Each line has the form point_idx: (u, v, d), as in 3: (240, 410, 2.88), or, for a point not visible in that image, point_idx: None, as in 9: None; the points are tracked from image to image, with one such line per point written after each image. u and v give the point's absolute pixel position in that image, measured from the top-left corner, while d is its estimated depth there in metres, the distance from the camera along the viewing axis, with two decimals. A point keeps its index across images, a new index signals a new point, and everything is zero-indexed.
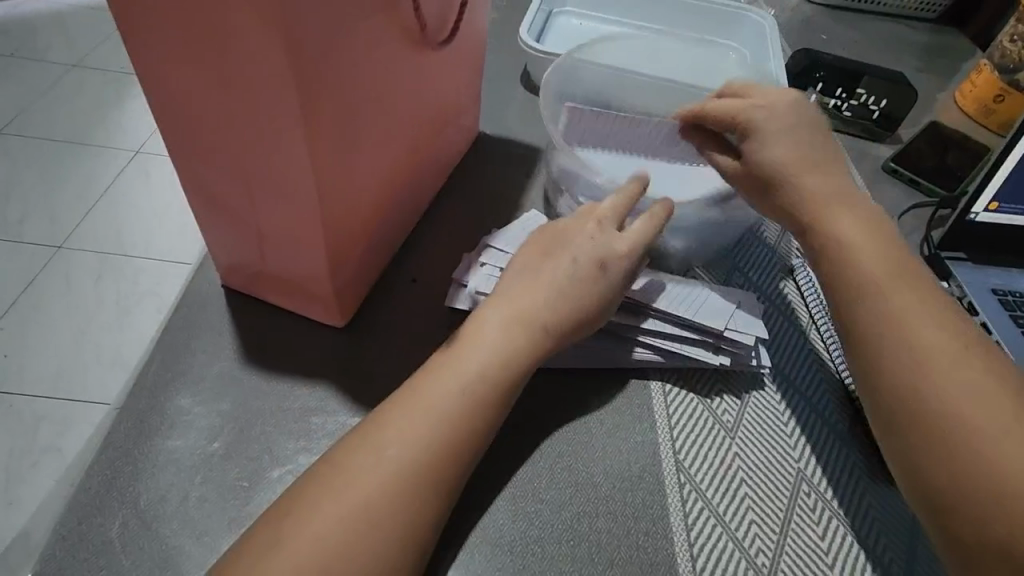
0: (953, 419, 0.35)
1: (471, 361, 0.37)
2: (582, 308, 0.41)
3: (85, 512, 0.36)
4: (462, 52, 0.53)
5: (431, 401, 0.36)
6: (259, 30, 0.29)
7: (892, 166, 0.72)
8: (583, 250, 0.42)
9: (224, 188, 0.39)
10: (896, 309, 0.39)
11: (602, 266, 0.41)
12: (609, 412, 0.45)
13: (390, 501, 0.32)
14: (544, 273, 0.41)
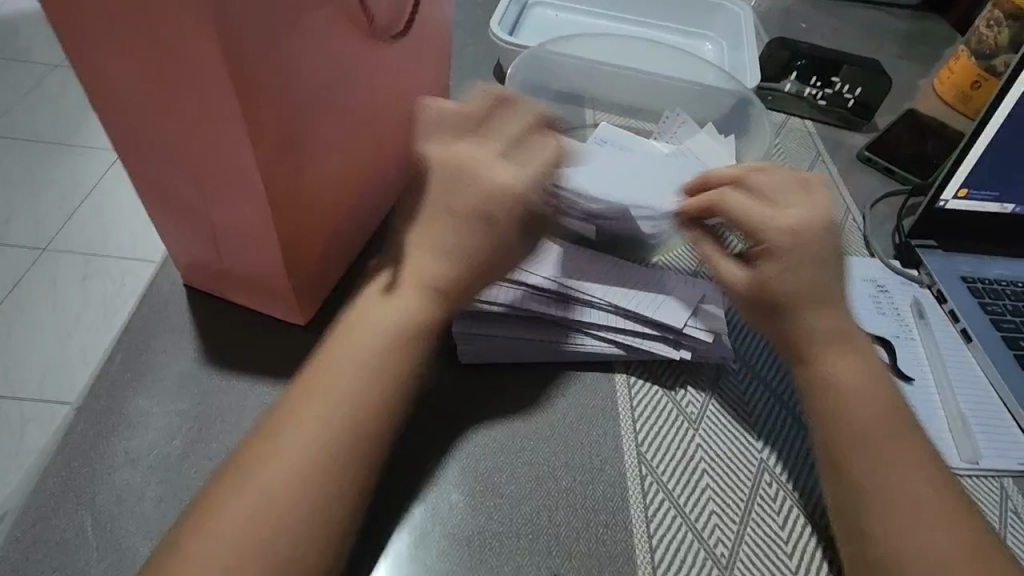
0: (876, 499, 0.36)
1: (375, 325, 0.37)
2: (475, 255, 0.39)
3: (40, 514, 0.36)
4: (425, 45, 0.53)
5: (339, 376, 0.35)
6: (190, 24, 0.29)
7: (866, 154, 0.72)
8: (465, 203, 0.39)
9: (177, 187, 0.39)
10: (844, 382, 0.40)
11: (491, 220, 0.39)
12: (574, 406, 0.45)
13: (312, 481, 0.33)
14: (427, 230, 0.39)
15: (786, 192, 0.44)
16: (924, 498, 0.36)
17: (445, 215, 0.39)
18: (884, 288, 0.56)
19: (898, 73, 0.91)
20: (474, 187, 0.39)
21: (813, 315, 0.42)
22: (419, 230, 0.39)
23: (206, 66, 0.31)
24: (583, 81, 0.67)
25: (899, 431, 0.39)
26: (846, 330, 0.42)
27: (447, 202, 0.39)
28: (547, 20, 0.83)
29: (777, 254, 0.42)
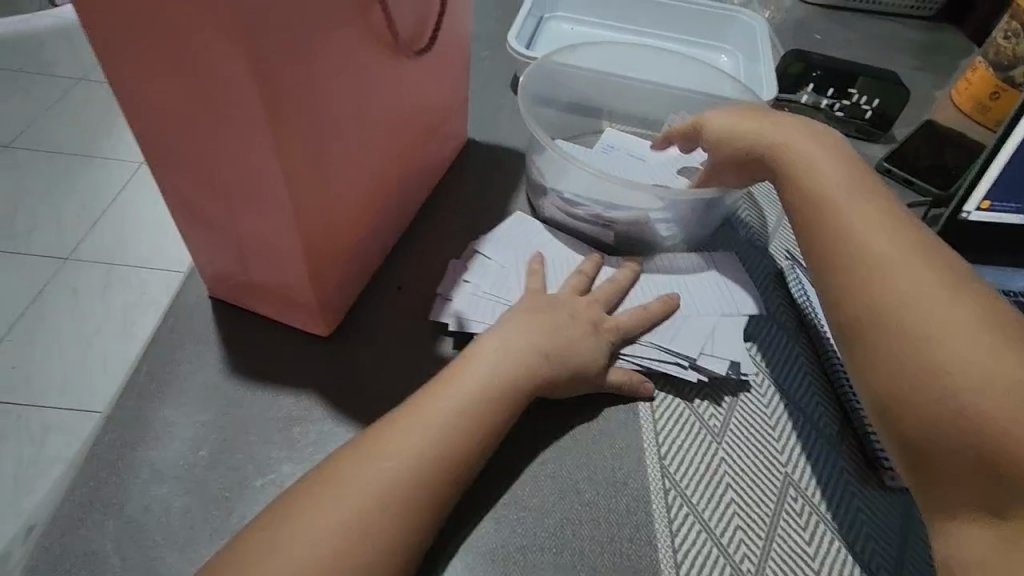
0: (918, 341, 0.35)
1: (478, 376, 0.40)
2: (577, 348, 0.43)
3: (69, 523, 0.37)
4: (447, 59, 0.54)
5: (437, 408, 0.38)
6: (223, 40, 0.29)
7: (886, 166, 0.72)
8: (582, 311, 0.46)
9: (202, 198, 0.40)
10: (865, 238, 0.41)
11: (595, 327, 0.46)
12: (596, 418, 0.45)
13: (388, 506, 0.34)
14: (547, 315, 0.45)
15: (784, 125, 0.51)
16: (965, 318, 0.35)
17: (553, 309, 0.45)
18: None
19: (915, 84, 0.91)
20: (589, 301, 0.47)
21: (836, 220, 0.43)
22: (541, 313, 0.45)
23: (236, 80, 0.31)
24: (599, 92, 0.67)
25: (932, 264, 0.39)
26: (855, 187, 0.45)
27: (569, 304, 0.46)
28: (563, 34, 0.83)
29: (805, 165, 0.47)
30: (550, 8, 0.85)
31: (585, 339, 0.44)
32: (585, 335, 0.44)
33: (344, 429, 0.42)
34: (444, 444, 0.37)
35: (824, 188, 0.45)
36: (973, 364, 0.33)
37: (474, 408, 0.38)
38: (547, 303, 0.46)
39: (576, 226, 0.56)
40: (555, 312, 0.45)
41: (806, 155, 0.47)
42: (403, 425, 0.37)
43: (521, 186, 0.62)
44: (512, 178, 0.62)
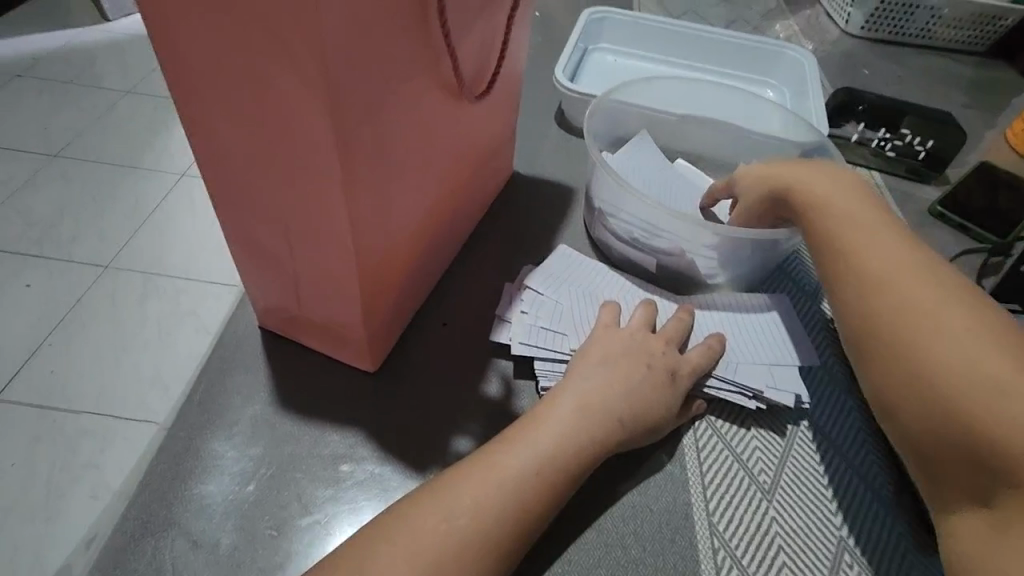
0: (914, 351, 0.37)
1: (547, 432, 0.39)
2: (652, 406, 0.43)
3: (119, 558, 0.37)
4: (501, 98, 0.54)
5: (507, 464, 0.37)
6: (303, 95, 0.30)
7: (939, 209, 0.70)
8: (657, 357, 0.45)
9: (264, 236, 0.41)
10: (869, 253, 0.42)
11: (672, 377, 0.44)
12: (639, 468, 0.44)
13: (456, 565, 0.34)
14: (619, 369, 0.43)
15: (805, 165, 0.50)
16: (961, 323, 0.36)
17: (632, 360, 0.44)
18: None
19: (966, 122, 0.89)
20: (659, 347, 0.46)
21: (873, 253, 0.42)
22: (615, 367, 0.43)
23: (311, 131, 0.32)
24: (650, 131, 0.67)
25: (939, 278, 0.39)
26: (860, 206, 0.45)
27: (644, 354, 0.45)
28: (606, 66, 0.83)
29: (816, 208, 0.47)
30: (594, 40, 0.85)
31: (659, 395, 0.43)
32: (661, 390, 0.43)
33: (389, 469, 0.42)
34: (515, 500, 0.36)
35: (834, 209, 0.46)
36: (972, 370, 0.34)
37: (547, 466, 0.38)
38: (627, 353, 0.44)
39: (629, 253, 0.56)
40: (634, 362, 0.44)
41: (822, 175, 0.48)
42: (470, 479, 0.37)
43: (567, 222, 0.61)
44: (558, 213, 0.62)
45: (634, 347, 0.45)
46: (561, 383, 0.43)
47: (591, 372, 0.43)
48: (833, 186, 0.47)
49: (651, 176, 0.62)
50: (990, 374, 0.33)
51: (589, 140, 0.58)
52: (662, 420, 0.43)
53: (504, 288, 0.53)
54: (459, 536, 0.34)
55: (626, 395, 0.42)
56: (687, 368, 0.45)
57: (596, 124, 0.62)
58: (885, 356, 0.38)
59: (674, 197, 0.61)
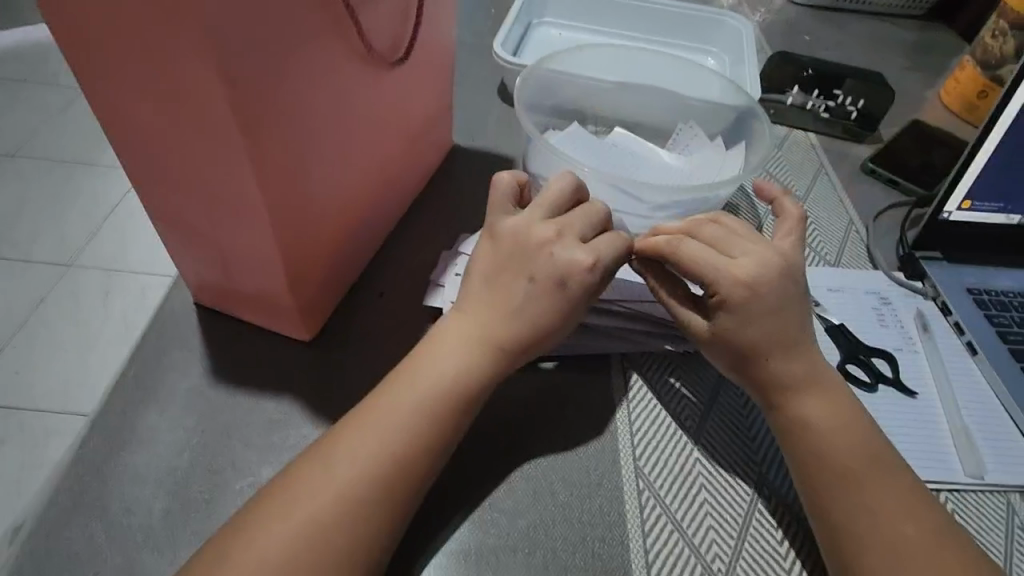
0: (853, 501, 0.37)
1: (435, 369, 0.39)
2: (539, 321, 0.41)
3: (52, 526, 0.38)
4: (430, 67, 0.55)
5: (397, 403, 0.38)
6: (197, 61, 0.31)
7: (870, 166, 0.72)
8: (540, 265, 0.41)
9: (184, 210, 0.41)
10: (779, 353, 0.41)
11: (562, 284, 0.41)
12: (572, 418, 0.45)
13: (348, 504, 0.35)
14: (501, 287, 0.41)
15: (739, 240, 0.42)
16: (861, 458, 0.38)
17: (518, 273, 0.41)
18: (887, 301, 0.56)
19: (904, 83, 0.91)
20: (546, 249, 0.41)
21: (780, 360, 0.41)
22: (495, 286, 0.42)
23: (208, 96, 0.32)
24: (588, 101, 0.67)
25: (883, 460, 0.39)
26: (817, 366, 0.41)
27: (527, 262, 0.41)
28: (550, 40, 0.84)
29: (737, 311, 0.40)
30: (537, 15, 0.85)
31: (550, 304, 0.41)
32: (550, 301, 0.41)
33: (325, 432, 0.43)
34: (409, 432, 0.37)
35: (785, 373, 0.40)
36: (898, 544, 0.35)
37: (434, 403, 0.38)
38: (509, 263, 0.42)
39: None
40: (517, 277, 0.41)
41: (747, 266, 0.41)
42: (361, 427, 0.37)
43: None
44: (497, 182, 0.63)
45: (519, 253, 0.42)
46: (451, 312, 0.43)
47: (478, 297, 0.42)
48: (810, 388, 0.40)
49: (595, 142, 0.61)
50: (899, 538, 0.35)
51: (522, 116, 0.58)
52: (557, 329, 0.42)
53: (439, 258, 0.54)
54: (347, 479, 0.35)
55: (517, 317, 0.41)
56: (579, 271, 0.41)
57: (528, 95, 0.63)
58: (838, 498, 0.37)
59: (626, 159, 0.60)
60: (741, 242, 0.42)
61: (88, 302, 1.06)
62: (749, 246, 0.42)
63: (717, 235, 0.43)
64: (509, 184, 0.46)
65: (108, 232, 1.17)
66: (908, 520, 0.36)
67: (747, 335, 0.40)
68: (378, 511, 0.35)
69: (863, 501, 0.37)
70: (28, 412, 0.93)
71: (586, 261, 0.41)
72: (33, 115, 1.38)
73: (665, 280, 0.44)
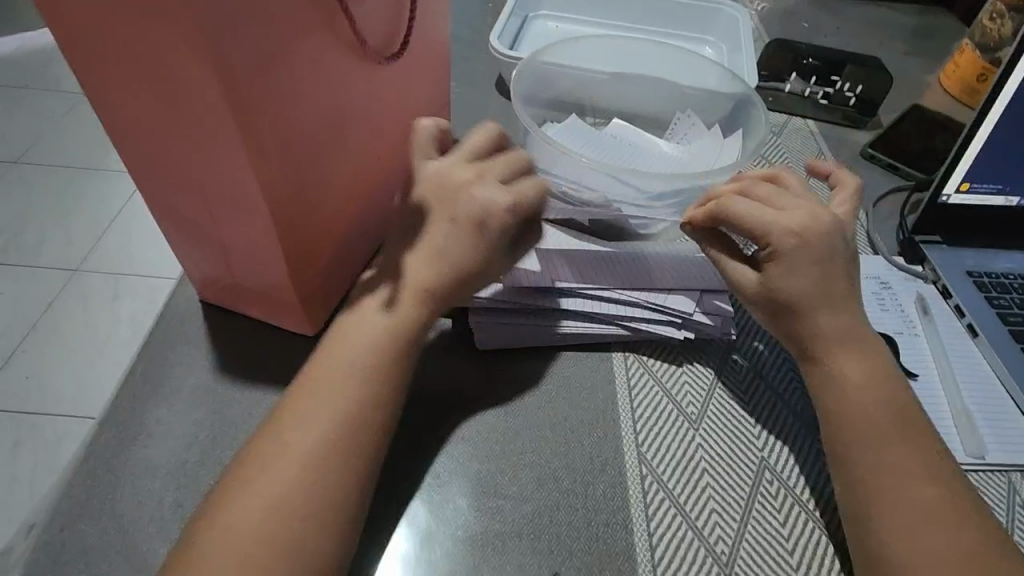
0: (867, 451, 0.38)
1: (371, 333, 0.40)
2: (466, 259, 0.42)
3: (65, 519, 0.38)
4: (426, 61, 0.55)
5: (340, 368, 0.39)
6: (190, 58, 0.31)
7: (870, 152, 0.72)
8: (460, 206, 0.43)
9: (186, 207, 0.41)
10: (823, 309, 0.42)
11: (482, 224, 0.43)
12: (540, 400, 0.46)
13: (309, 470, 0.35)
14: (425, 232, 0.43)
15: (788, 198, 0.44)
16: (889, 420, 0.39)
17: (443, 215, 0.43)
18: (887, 285, 0.56)
19: (903, 69, 0.91)
20: (466, 191, 0.43)
21: (824, 314, 0.42)
22: (424, 230, 0.43)
23: (203, 91, 0.33)
24: (585, 92, 0.67)
25: (909, 417, 0.40)
26: (856, 328, 0.42)
27: (455, 201, 0.43)
28: (547, 32, 0.83)
29: (785, 260, 0.42)
30: (533, 9, 0.85)
31: (466, 244, 0.42)
32: (467, 240, 0.42)
33: None
34: (354, 407, 0.38)
35: (829, 325, 0.42)
36: (914, 504, 0.36)
37: (374, 374, 0.39)
38: (436, 205, 0.43)
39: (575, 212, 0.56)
40: (441, 218, 0.43)
41: (818, 222, 0.43)
42: (311, 402, 0.37)
43: None
44: None
45: (444, 197, 0.43)
46: (388, 268, 0.44)
47: (415, 251, 0.43)
48: (851, 346, 0.42)
49: (595, 134, 0.61)
50: (915, 501, 0.36)
51: (521, 110, 0.58)
52: (484, 271, 0.43)
53: None
54: (310, 446, 0.36)
55: (441, 260, 0.42)
56: (496, 212, 0.43)
57: (524, 87, 0.63)
58: (856, 450, 0.38)
59: (627, 149, 0.60)
60: (817, 208, 0.44)
61: (96, 304, 1.08)
62: (795, 204, 0.44)
63: (767, 194, 0.44)
64: (478, 141, 0.46)
65: (115, 235, 1.18)
66: (924, 472, 0.37)
67: (794, 283, 0.42)
68: (340, 477, 0.36)
69: (879, 456, 0.38)
70: (40, 413, 0.94)
71: (503, 202, 0.43)
72: (38, 121, 1.39)
73: (710, 238, 0.45)
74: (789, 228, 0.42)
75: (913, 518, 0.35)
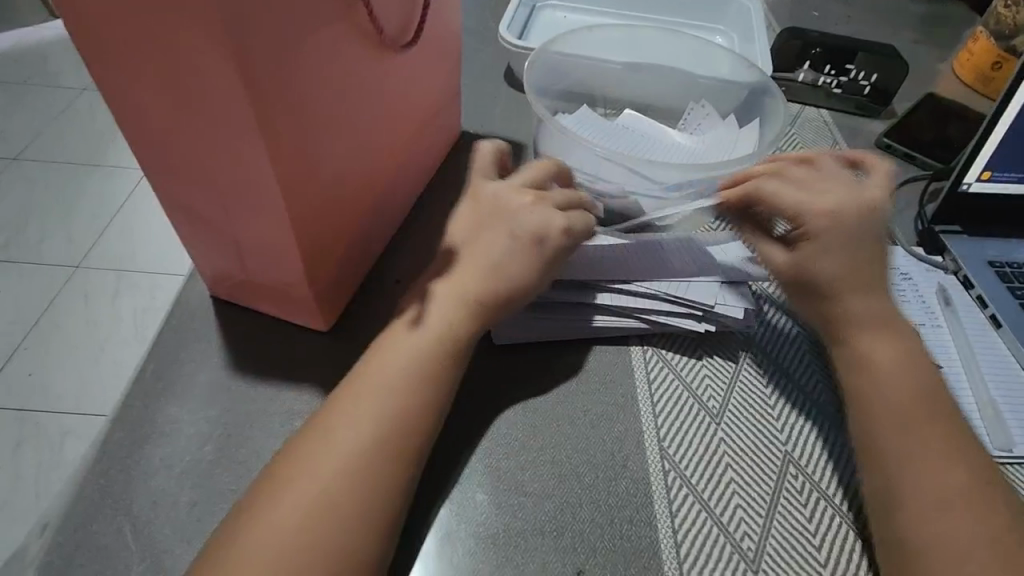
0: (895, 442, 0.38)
1: (415, 338, 0.40)
2: (519, 274, 0.43)
3: (80, 520, 0.38)
4: (437, 51, 0.54)
5: (384, 370, 0.38)
6: (208, 47, 0.30)
7: (886, 141, 0.71)
8: (520, 221, 0.44)
9: (200, 203, 0.40)
10: (858, 295, 0.44)
11: (538, 240, 0.43)
12: (575, 395, 0.46)
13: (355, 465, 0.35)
14: (481, 244, 0.44)
15: (820, 181, 0.47)
16: (906, 397, 0.40)
17: (496, 226, 0.44)
18: (907, 276, 0.55)
19: (916, 58, 0.89)
20: (519, 209, 0.44)
21: (848, 301, 0.44)
22: (475, 240, 0.44)
23: (221, 81, 0.32)
24: (597, 82, 0.66)
25: (924, 410, 0.39)
26: (887, 311, 0.44)
27: (509, 219, 0.44)
28: (555, 21, 0.82)
29: (819, 240, 0.44)
30: None
31: (525, 258, 0.43)
32: (525, 255, 0.43)
33: None
34: (397, 404, 0.37)
35: (858, 308, 0.43)
36: (930, 477, 0.37)
37: (419, 373, 0.39)
38: (488, 220, 0.45)
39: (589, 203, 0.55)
40: (496, 230, 0.44)
41: (844, 202, 0.45)
42: (354, 400, 0.37)
43: None
44: None
45: (499, 213, 0.45)
46: (439, 284, 0.43)
47: (469, 253, 0.44)
48: (878, 328, 0.43)
49: (603, 123, 0.60)
50: (932, 474, 0.37)
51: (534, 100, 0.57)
52: (536, 285, 0.43)
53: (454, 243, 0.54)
54: (356, 444, 0.35)
55: (491, 269, 0.43)
56: (552, 232, 0.43)
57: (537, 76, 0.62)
58: (876, 433, 0.39)
59: (638, 139, 0.59)
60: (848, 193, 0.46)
61: (99, 302, 1.07)
62: (830, 186, 0.47)
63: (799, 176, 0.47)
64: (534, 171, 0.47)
65: (116, 232, 1.17)
66: (950, 464, 0.37)
67: (817, 264, 0.44)
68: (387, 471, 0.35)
69: (904, 448, 0.38)
70: (44, 412, 0.93)
71: (559, 224, 0.44)
72: (36, 117, 1.38)
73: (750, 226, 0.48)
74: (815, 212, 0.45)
75: (926, 490, 0.36)
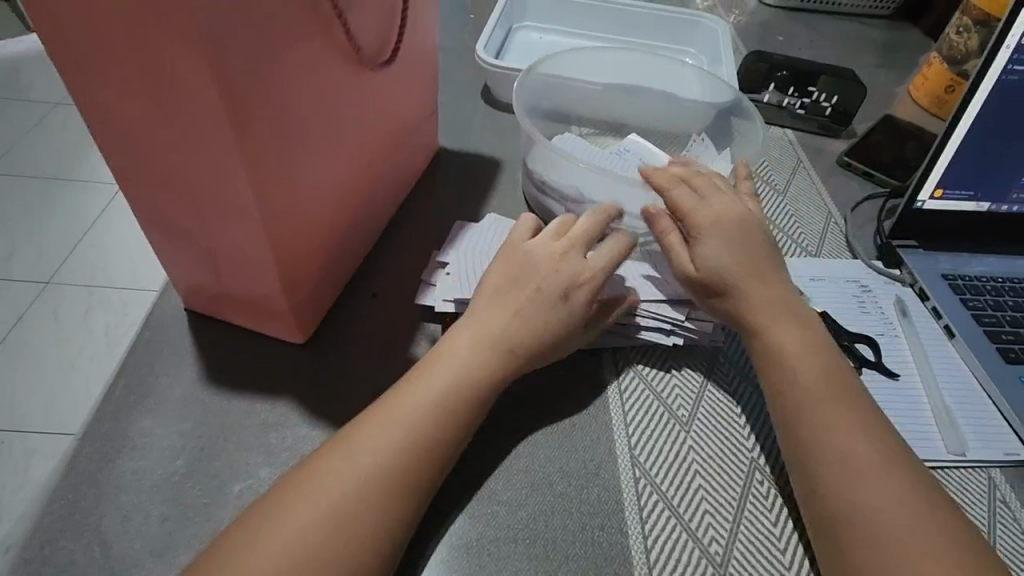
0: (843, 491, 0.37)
1: (445, 369, 0.41)
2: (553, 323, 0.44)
3: (49, 535, 0.37)
4: (414, 70, 0.55)
5: (411, 399, 0.39)
6: (192, 69, 0.31)
7: (846, 160, 0.74)
8: (549, 279, 0.44)
9: (171, 212, 0.41)
10: (754, 285, 0.45)
11: (565, 296, 0.44)
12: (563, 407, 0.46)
13: (366, 496, 0.35)
14: (511, 298, 0.44)
15: (714, 193, 0.48)
16: (812, 378, 0.41)
17: (527, 287, 0.44)
18: (867, 289, 0.57)
19: (874, 80, 0.94)
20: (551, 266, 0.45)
21: (771, 329, 0.44)
22: (507, 295, 0.44)
23: (200, 99, 0.33)
24: (575, 103, 0.68)
25: (848, 394, 0.41)
26: (790, 300, 0.46)
27: (535, 275, 0.45)
28: (530, 43, 0.84)
29: (711, 236, 0.46)
30: (517, 20, 0.86)
31: (551, 315, 0.44)
32: (552, 311, 0.44)
33: (321, 433, 0.43)
34: (410, 431, 0.38)
35: (765, 298, 0.44)
36: (855, 467, 0.37)
37: (444, 403, 0.39)
38: (516, 277, 0.45)
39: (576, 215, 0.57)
40: (525, 289, 0.44)
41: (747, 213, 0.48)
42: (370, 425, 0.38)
43: (495, 191, 0.63)
44: (484, 183, 0.64)
45: (531, 270, 0.45)
46: (467, 318, 0.44)
47: (495, 302, 0.44)
48: (780, 317, 0.44)
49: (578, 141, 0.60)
50: (851, 465, 0.37)
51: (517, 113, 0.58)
52: (565, 338, 0.45)
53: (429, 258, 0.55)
54: (351, 463, 0.36)
55: (527, 315, 0.43)
56: (580, 288, 0.45)
57: (527, 96, 0.63)
58: (801, 428, 0.40)
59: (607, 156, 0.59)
60: (751, 237, 0.47)
61: (69, 318, 1.05)
62: (714, 196, 0.48)
63: (716, 218, 0.46)
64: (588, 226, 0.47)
65: (87, 246, 1.15)
66: (878, 449, 0.38)
67: (718, 256, 0.45)
68: (392, 503, 0.35)
69: (830, 441, 0.38)
70: (12, 430, 0.91)
71: (586, 278, 0.45)
72: (7, 130, 1.36)
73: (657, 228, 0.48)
74: (710, 243, 0.46)
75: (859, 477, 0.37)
